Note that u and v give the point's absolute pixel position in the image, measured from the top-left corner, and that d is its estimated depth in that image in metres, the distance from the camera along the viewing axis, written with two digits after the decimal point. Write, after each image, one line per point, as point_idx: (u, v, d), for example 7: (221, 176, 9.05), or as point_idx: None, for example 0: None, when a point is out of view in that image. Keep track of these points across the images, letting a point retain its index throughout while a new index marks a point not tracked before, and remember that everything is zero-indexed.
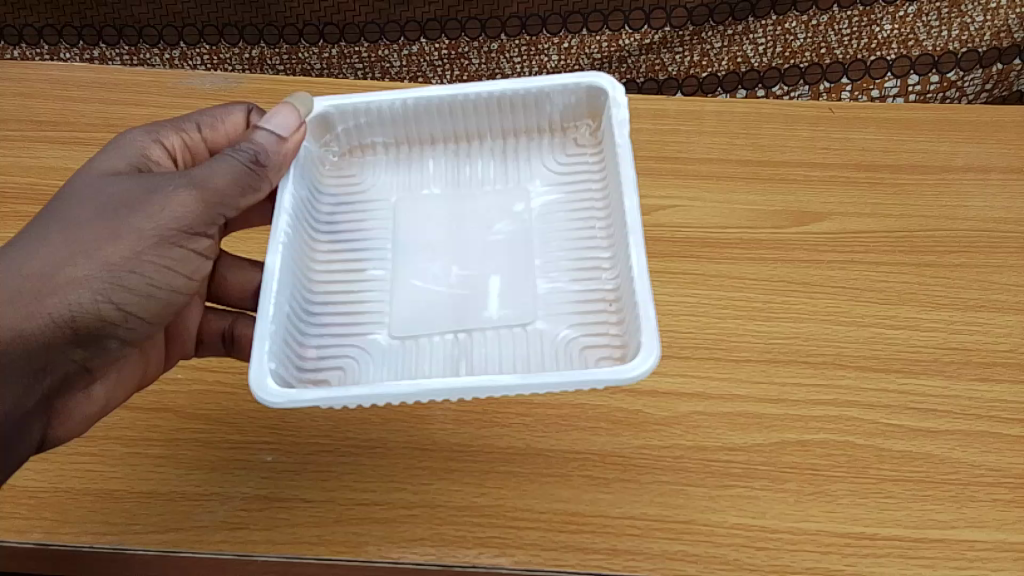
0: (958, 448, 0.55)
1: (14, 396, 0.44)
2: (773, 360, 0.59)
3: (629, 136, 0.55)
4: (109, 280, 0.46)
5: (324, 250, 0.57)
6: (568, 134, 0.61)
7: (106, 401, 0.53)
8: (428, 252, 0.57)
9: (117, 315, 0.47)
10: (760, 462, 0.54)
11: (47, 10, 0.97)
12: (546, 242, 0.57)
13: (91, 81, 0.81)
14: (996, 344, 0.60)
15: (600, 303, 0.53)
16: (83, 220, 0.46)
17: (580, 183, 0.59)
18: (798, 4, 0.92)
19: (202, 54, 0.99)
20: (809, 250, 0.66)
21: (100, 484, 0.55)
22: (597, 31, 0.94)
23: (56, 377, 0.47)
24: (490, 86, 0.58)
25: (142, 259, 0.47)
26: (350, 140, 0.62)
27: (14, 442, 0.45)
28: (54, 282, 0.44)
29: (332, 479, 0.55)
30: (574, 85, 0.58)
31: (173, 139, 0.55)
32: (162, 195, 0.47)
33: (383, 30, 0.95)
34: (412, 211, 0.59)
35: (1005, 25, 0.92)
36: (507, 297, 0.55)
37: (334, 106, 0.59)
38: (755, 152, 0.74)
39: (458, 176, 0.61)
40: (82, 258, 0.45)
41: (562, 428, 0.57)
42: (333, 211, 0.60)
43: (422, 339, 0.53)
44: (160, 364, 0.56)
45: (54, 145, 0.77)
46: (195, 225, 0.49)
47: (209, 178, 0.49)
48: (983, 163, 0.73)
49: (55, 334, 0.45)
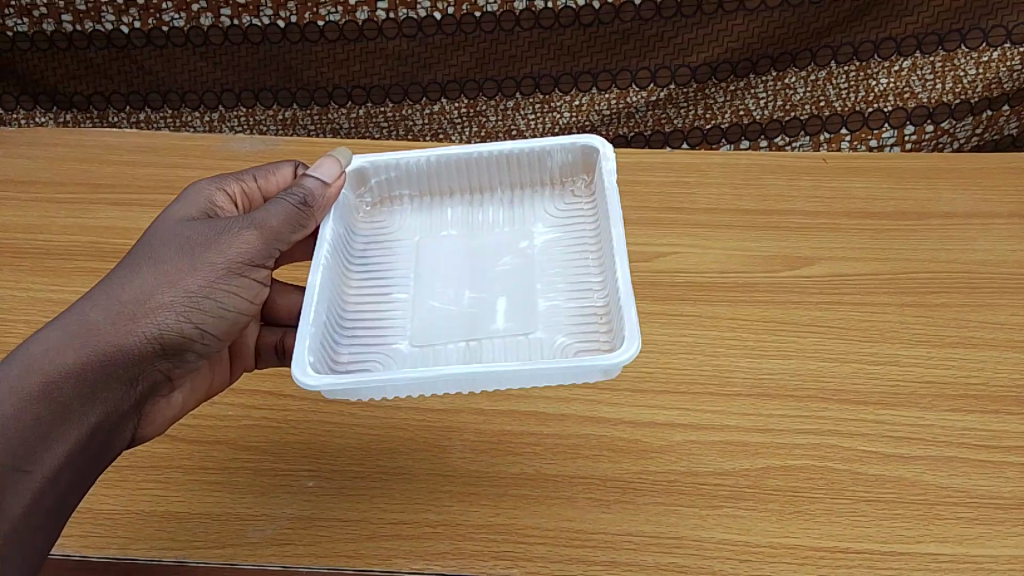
0: (928, 472, 0.60)
1: (115, 402, 0.51)
2: (762, 394, 0.65)
3: (617, 182, 0.63)
4: (188, 304, 0.53)
5: (356, 279, 0.64)
6: (567, 187, 0.69)
7: (181, 408, 0.60)
8: (445, 278, 0.64)
9: (196, 334, 0.54)
10: (747, 484, 0.60)
11: (97, 80, 1.06)
12: (547, 271, 0.63)
13: (145, 146, 0.90)
14: (969, 377, 0.66)
15: (595, 318, 0.59)
16: (166, 256, 0.53)
17: (578, 225, 0.66)
18: (796, 61, 0.98)
19: (240, 116, 1.07)
20: (797, 292, 0.72)
21: (161, 505, 0.62)
22: (606, 89, 1.02)
23: (147, 386, 0.54)
24: (499, 144, 0.66)
25: (215, 287, 0.54)
26: (381, 193, 0.69)
27: (109, 442, 0.52)
28: (146, 307, 0.51)
29: (365, 501, 0.61)
30: (571, 143, 0.66)
31: (233, 187, 0.63)
32: (228, 235, 0.55)
33: (407, 92, 1.04)
34: (433, 249, 0.66)
35: (996, 78, 0.96)
36: (511, 313, 0.61)
37: (369, 162, 0.67)
38: (748, 203, 0.81)
39: (471, 221, 0.68)
40: (166, 287, 0.52)
41: (569, 456, 0.63)
42: (364, 248, 0.67)
43: (438, 347, 0.59)
44: (225, 378, 0.64)
45: (111, 204, 0.85)
46: (258, 258, 0.56)
47: (267, 219, 0.57)
48: (961, 210, 0.79)
49: (148, 350, 0.51)
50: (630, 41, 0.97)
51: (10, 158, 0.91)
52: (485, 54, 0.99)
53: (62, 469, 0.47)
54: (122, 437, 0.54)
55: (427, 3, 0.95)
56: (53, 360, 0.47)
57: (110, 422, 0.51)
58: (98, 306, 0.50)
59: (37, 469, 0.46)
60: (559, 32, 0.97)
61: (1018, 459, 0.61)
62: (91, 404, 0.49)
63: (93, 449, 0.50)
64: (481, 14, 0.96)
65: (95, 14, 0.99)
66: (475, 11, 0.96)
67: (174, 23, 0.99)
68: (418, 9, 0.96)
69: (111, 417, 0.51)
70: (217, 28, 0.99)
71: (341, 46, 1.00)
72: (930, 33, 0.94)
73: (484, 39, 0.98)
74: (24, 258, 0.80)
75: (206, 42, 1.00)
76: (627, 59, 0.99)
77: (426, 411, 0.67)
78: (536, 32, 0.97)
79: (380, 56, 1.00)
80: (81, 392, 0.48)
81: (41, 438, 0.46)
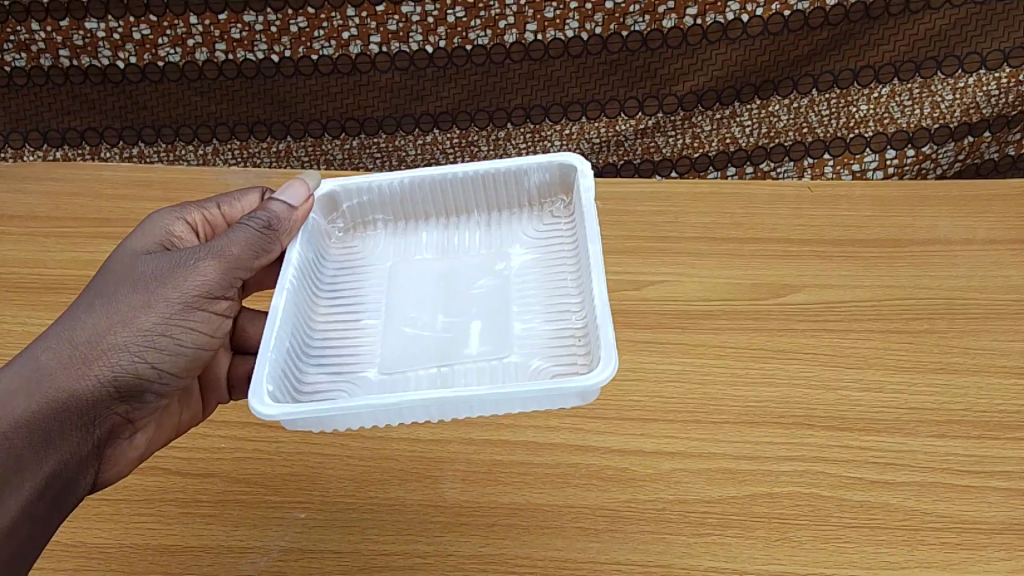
0: (912, 497, 0.61)
1: (69, 449, 0.50)
2: (749, 421, 0.66)
3: (595, 200, 0.64)
4: (144, 343, 0.52)
5: (325, 306, 0.65)
6: (545, 208, 0.70)
7: (145, 448, 0.59)
8: (418, 304, 0.64)
9: (153, 374, 0.53)
10: (734, 512, 0.61)
11: (92, 115, 1.06)
12: (522, 293, 0.63)
13: (143, 180, 0.92)
14: (953, 403, 0.67)
15: (573, 342, 0.59)
16: (120, 292, 0.52)
17: (557, 244, 0.66)
18: (779, 89, 1.00)
19: (234, 149, 1.08)
20: (783, 319, 0.74)
21: (155, 539, 0.62)
22: (595, 118, 1.03)
23: (102, 430, 0.52)
24: (474, 166, 0.67)
25: (171, 323, 0.53)
26: (354, 218, 0.71)
27: (70, 487, 0.51)
28: (98, 349, 0.50)
29: (358, 533, 0.62)
30: (548, 162, 0.67)
31: (194, 215, 0.62)
32: (185, 267, 0.54)
33: (400, 123, 1.05)
34: (405, 273, 0.67)
35: (973, 102, 0.98)
36: (485, 337, 0.61)
37: (341, 186, 0.68)
38: (735, 232, 0.82)
39: (447, 244, 0.69)
40: (120, 326, 0.51)
41: (559, 485, 0.64)
42: (335, 275, 0.68)
43: (408, 374, 0.59)
44: (198, 412, 0.63)
45: (107, 239, 0.86)
46: (218, 289, 0.55)
47: (228, 248, 0.56)
48: (942, 237, 0.81)
49: (101, 394, 0.50)
50: (617, 72, 0.99)
51: (7, 193, 0.92)
52: (477, 86, 1.01)
53: (17, 521, 0.46)
54: (80, 483, 0.52)
55: (418, 37, 0.98)
56: (4, 410, 0.46)
57: (65, 470, 0.50)
58: (47, 351, 0.49)
59: None
60: (548, 64, 0.99)
61: (1000, 484, 0.62)
62: (44, 452, 0.48)
63: (49, 498, 0.49)
64: (471, 47, 0.98)
65: (92, 49, 1.01)
66: (466, 44, 0.98)
67: (169, 58, 1.01)
68: (410, 42, 0.98)
69: (65, 465, 0.50)
70: (212, 63, 1.01)
71: (333, 79, 1.02)
72: (907, 60, 0.96)
73: (475, 72, 1.00)
74: (18, 292, 0.81)
75: (200, 77, 1.02)
76: (615, 89, 1.01)
77: (417, 442, 0.68)
78: (526, 64, 0.99)
79: (373, 89, 1.02)
80: (33, 440, 0.47)
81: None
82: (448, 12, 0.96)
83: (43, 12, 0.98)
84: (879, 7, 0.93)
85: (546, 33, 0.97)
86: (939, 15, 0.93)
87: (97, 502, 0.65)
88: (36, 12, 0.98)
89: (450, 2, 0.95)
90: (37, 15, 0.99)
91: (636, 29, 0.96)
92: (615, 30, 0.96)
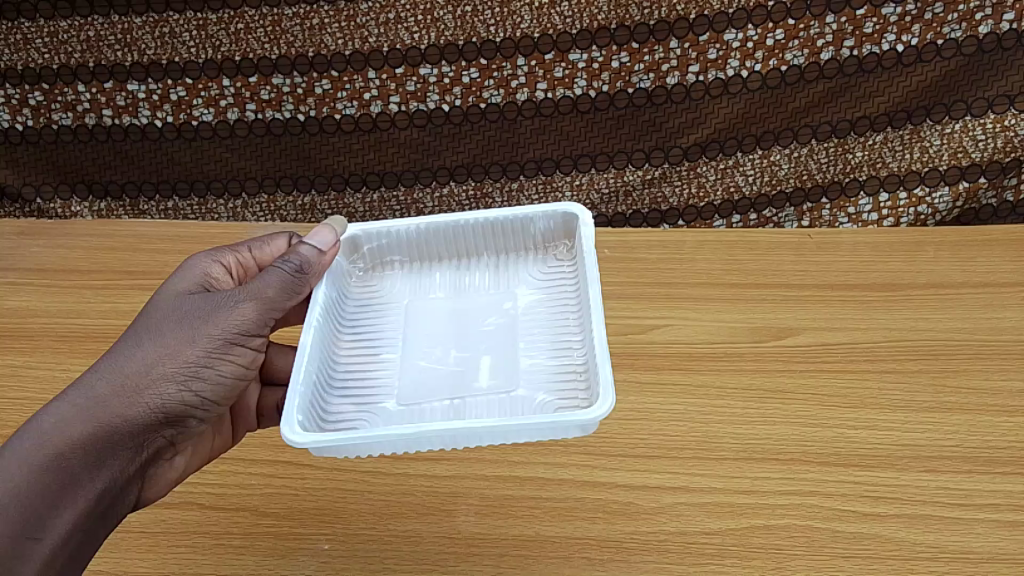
0: (904, 529, 0.64)
1: (119, 468, 0.54)
2: (748, 457, 0.70)
3: (595, 247, 0.68)
4: (188, 373, 0.56)
5: (348, 341, 0.69)
6: (549, 252, 0.74)
7: (182, 471, 0.62)
8: (431, 340, 0.68)
9: (196, 401, 0.57)
10: (732, 543, 0.64)
11: (131, 170, 1.13)
12: (528, 331, 0.68)
13: (179, 235, 0.98)
14: (944, 440, 0.70)
15: (574, 378, 0.63)
16: (166, 328, 0.57)
17: (562, 286, 0.71)
18: (780, 140, 1.04)
19: (262, 203, 1.14)
20: (783, 360, 0.77)
21: (190, 567, 0.66)
22: (603, 170, 1.09)
23: (149, 452, 0.56)
24: (484, 213, 0.72)
25: (213, 356, 0.57)
26: (374, 260, 0.75)
27: (117, 503, 0.55)
28: (148, 377, 0.54)
29: (378, 561, 0.66)
30: (553, 211, 0.72)
31: (229, 258, 0.66)
32: (225, 308, 0.58)
33: (418, 176, 1.11)
34: (421, 311, 0.71)
35: (961, 147, 1.02)
36: (496, 372, 0.65)
37: (362, 231, 0.73)
38: (737, 277, 0.86)
39: (459, 283, 0.73)
40: (167, 359, 0.55)
41: (567, 518, 0.67)
42: (355, 313, 0.72)
43: (423, 406, 0.63)
44: (228, 439, 0.67)
45: (143, 291, 0.91)
46: (254, 328, 0.59)
47: (264, 290, 0.60)
48: (936, 281, 0.84)
49: (149, 419, 0.54)
50: (624, 126, 1.05)
51: (51, 247, 0.98)
52: (491, 141, 1.07)
53: (71, 534, 0.51)
54: (125, 500, 0.56)
55: (436, 96, 1.04)
56: (62, 432, 0.50)
57: (113, 487, 0.54)
58: (102, 380, 0.53)
59: (47, 536, 0.49)
60: (558, 120, 1.05)
61: (988, 516, 0.64)
62: (98, 470, 0.52)
63: (100, 512, 0.53)
64: (485, 105, 1.05)
65: (132, 110, 1.07)
66: (481, 103, 1.04)
67: (203, 118, 1.07)
68: (427, 102, 1.05)
69: (115, 483, 0.54)
70: (243, 122, 1.08)
71: (356, 137, 1.08)
72: (900, 110, 1.01)
73: (489, 128, 1.06)
74: (63, 339, 0.87)
75: (232, 135, 1.09)
76: (622, 142, 1.06)
77: (433, 477, 0.72)
78: (537, 120, 1.05)
79: (393, 145, 1.08)
80: (87, 460, 0.51)
81: (51, 506, 0.49)
82: (464, 74, 1.02)
83: (86, 76, 1.05)
84: (872, 62, 0.98)
85: (556, 91, 1.03)
86: (931, 68, 0.98)
87: (136, 534, 0.69)
88: (81, 76, 1.05)
89: (465, 64, 1.01)
90: (82, 78, 1.05)
91: (642, 86, 1.02)
92: (622, 87, 1.02)
